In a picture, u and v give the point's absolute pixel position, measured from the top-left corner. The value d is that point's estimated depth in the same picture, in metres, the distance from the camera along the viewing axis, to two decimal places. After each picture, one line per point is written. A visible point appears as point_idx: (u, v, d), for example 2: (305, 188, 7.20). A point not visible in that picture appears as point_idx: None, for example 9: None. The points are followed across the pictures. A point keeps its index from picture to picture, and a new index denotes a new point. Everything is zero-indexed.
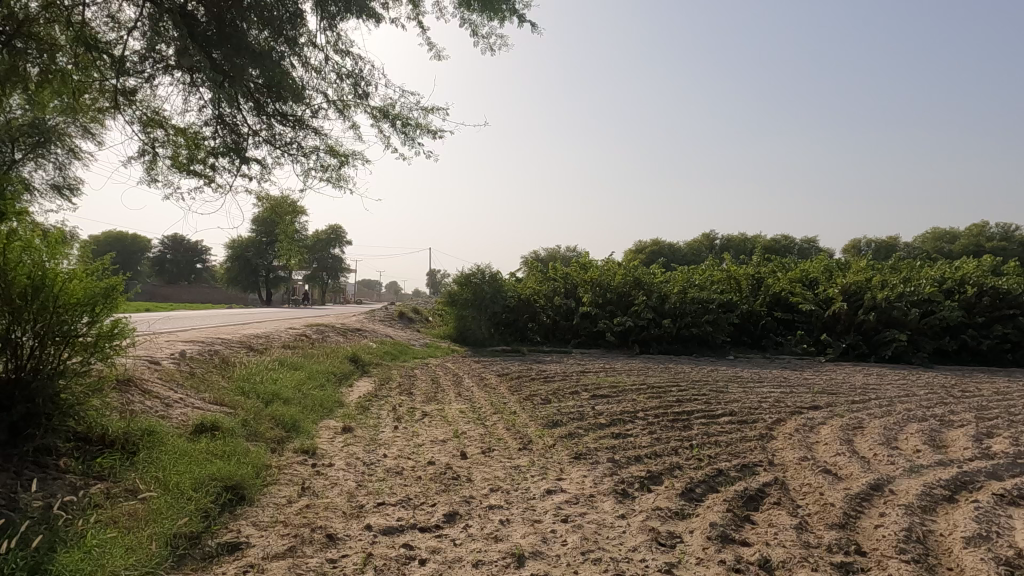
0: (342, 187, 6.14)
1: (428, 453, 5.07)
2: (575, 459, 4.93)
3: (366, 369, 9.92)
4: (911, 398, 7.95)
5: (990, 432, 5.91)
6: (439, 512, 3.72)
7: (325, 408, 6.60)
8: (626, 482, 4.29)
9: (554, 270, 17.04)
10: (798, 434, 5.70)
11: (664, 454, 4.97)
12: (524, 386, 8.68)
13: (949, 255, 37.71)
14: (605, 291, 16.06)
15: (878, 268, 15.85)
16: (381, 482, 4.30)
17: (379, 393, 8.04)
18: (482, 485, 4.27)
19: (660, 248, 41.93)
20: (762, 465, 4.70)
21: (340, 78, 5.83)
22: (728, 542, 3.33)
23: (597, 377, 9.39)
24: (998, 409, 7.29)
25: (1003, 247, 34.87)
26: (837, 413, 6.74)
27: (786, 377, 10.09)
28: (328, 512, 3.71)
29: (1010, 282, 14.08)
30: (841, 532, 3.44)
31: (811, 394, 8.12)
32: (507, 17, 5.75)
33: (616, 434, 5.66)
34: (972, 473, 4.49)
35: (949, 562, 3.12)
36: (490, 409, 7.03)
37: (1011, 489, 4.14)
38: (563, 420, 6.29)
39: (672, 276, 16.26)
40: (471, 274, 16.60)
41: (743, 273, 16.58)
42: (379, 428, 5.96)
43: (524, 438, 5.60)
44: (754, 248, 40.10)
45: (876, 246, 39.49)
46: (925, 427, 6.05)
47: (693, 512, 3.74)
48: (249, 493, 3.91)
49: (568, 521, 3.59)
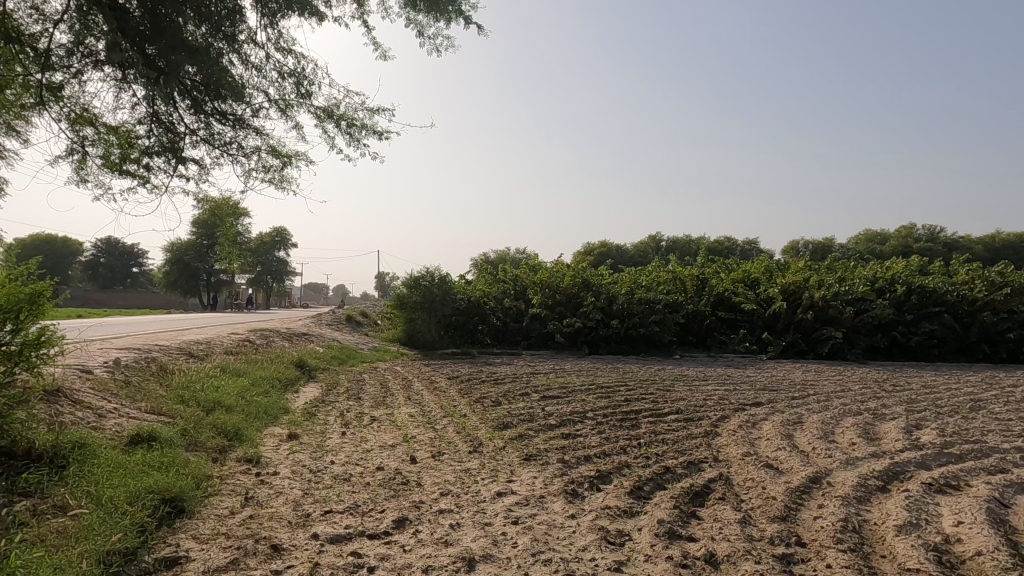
0: (285, 188, 6.06)
1: (377, 458, 5.01)
2: (526, 460, 4.94)
3: (312, 374, 9.73)
4: (846, 393, 8.26)
5: (918, 424, 6.21)
6: (389, 518, 3.67)
7: (270, 415, 6.43)
8: (576, 482, 4.33)
9: (504, 271, 17.12)
10: (742, 430, 5.86)
11: (613, 453, 5.03)
12: (475, 388, 8.66)
13: (881, 257, 39.47)
14: (554, 293, 16.12)
15: (816, 268, 16.44)
16: (328, 490, 4.21)
17: (327, 398, 7.89)
18: (432, 489, 4.24)
19: (608, 250, 42.49)
20: (708, 462, 4.81)
21: (282, 76, 5.76)
22: (675, 537, 3.39)
23: (547, 379, 9.41)
24: (925, 402, 7.67)
25: (929, 248, 36.90)
26: (778, 409, 6.96)
27: (730, 375, 10.36)
28: (272, 522, 3.62)
29: (936, 281, 14.87)
30: (782, 525, 3.54)
31: (753, 391, 8.36)
32: (454, 19, 5.73)
33: (566, 434, 5.70)
34: (903, 464, 4.70)
35: (882, 549, 3.25)
36: (441, 413, 6.99)
37: (938, 478, 4.35)
38: (513, 422, 6.30)
39: (620, 278, 16.45)
40: (420, 276, 16.33)
41: (688, 275, 16.89)
42: (326, 435, 5.84)
43: (475, 440, 5.60)
44: (698, 249, 41.14)
45: (813, 247, 41.09)
46: (859, 421, 6.31)
47: (641, 510, 3.80)
48: (189, 505, 3.78)
49: (518, 522, 3.59)
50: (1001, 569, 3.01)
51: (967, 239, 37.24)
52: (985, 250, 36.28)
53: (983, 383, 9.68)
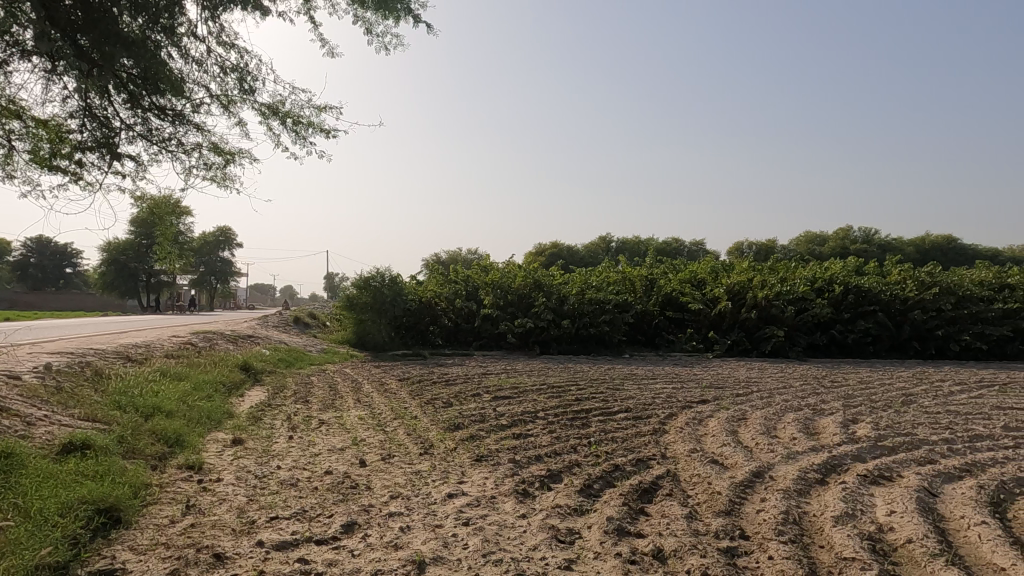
0: (228, 187, 5.95)
1: (325, 462, 4.92)
2: (477, 461, 4.93)
3: (258, 378, 9.48)
4: (788, 390, 8.55)
5: (854, 419, 6.47)
6: (337, 523, 3.61)
7: (213, 420, 6.24)
8: (526, 481, 4.35)
9: (455, 272, 17.01)
10: (689, 427, 6.00)
11: (563, 452, 5.07)
12: (426, 390, 8.61)
13: (820, 258, 40.92)
14: (506, 293, 16.14)
15: (759, 269, 16.94)
16: (274, 496, 4.11)
17: (273, 402, 7.71)
18: (382, 492, 4.19)
19: (559, 251, 42.81)
20: (655, 459, 4.90)
21: (224, 71, 5.65)
22: (624, 534, 3.44)
23: (499, 379, 9.42)
24: (861, 397, 7.99)
25: (865, 250, 38.48)
26: (723, 406, 7.14)
27: (677, 373, 10.57)
28: (215, 530, 3.51)
29: (870, 281, 15.52)
30: (727, 519, 3.64)
31: (699, 389, 8.55)
32: (402, 17, 5.68)
33: (518, 434, 5.72)
34: (840, 457, 4.89)
35: (820, 540, 3.37)
36: (391, 415, 6.91)
37: (873, 470, 4.54)
38: (464, 422, 6.29)
39: (570, 278, 16.60)
40: (370, 277, 16.11)
41: (637, 275, 17.13)
42: (272, 439, 5.71)
43: (425, 442, 5.56)
44: (647, 250, 41.92)
45: (756, 248, 42.35)
46: (799, 416, 6.54)
47: (591, 508, 3.84)
48: (126, 514, 3.63)
49: (469, 523, 3.59)
50: (930, 555, 3.16)
51: (899, 241, 39.01)
52: (916, 251, 38.06)
53: (913, 378, 10.15)
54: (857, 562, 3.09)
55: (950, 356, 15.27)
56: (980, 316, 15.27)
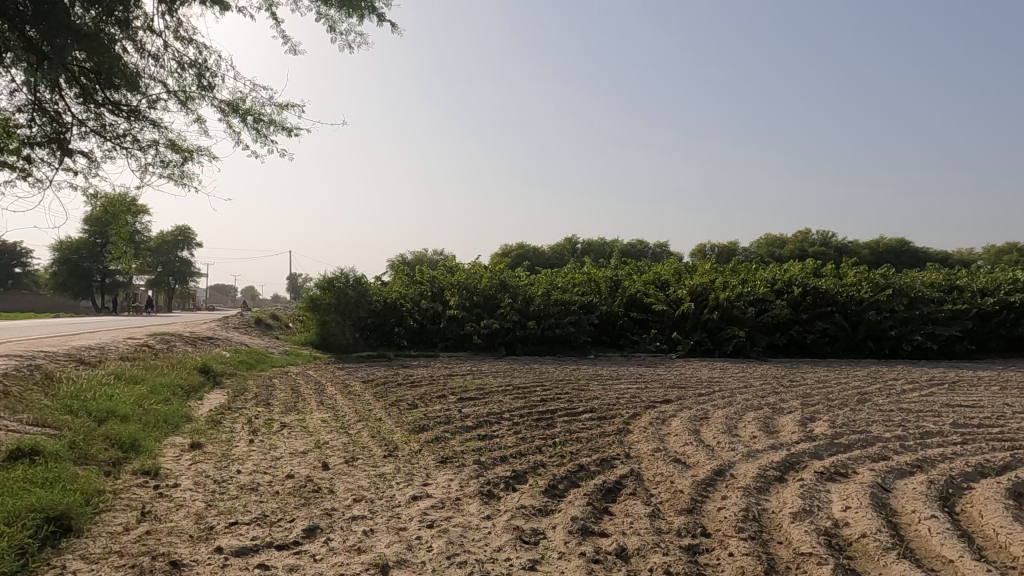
0: (186, 184, 6.06)
1: (287, 466, 4.84)
2: (442, 463, 4.91)
3: (218, 381, 9.28)
4: (748, 389, 8.71)
5: (812, 417, 6.63)
6: (299, 527, 3.56)
7: (171, 424, 6.08)
8: (491, 482, 4.35)
9: (421, 273, 16.88)
10: (652, 426, 6.08)
11: (528, 453, 5.08)
12: (391, 391, 8.54)
13: (780, 261, 41.83)
14: (471, 294, 16.11)
15: (720, 271, 17.25)
16: (234, 500, 4.03)
17: (234, 405, 7.55)
18: (345, 496, 4.14)
19: (525, 252, 42.90)
20: (619, 459, 4.94)
21: (184, 68, 5.87)
22: (588, 534, 3.46)
23: (464, 381, 9.39)
24: (818, 396, 8.19)
25: (822, 252, 39.49)
26: (685, 406, 7.25)
27: (641, 374, 10.69)
28: (172, 537, 3.42)
29: (828, 282, 15.93)
30: (689, 517, 3.69)
31: (663, 389, 8.66)
32: (366, 15, 5.62)
33: (483, 436, 5.72)
34: (798, 454, 5.00)
35: (779, 536, 3.44)
36: (355, 417, 6.84)
37: (829, 467, 4.65)
38: (429, 424, 6.25)
39: (536, 279, 16.66)
40: (333, 278, 15.92)
41: (602, 276, 17.27)
42: (232, 443, 5.59)
43: (390, 445, 5.51)
44: (612, 251, 42.32)
45: (719, 250, 43.08)
46: (760, 415, 6.67)
47: (556, 508, 3.86)
48: (77, 522, 3.51)
49: (433, 525, 3.57)
50: (882, 548, 3.26)
51: (855, 244, 40.14)
52: (871, 254, 39.22)
53: (868, 377, 10.45)
54: (814, 557, 3.16)
55: (903, 356, 15.76)
56: (931, 316, 15.79)
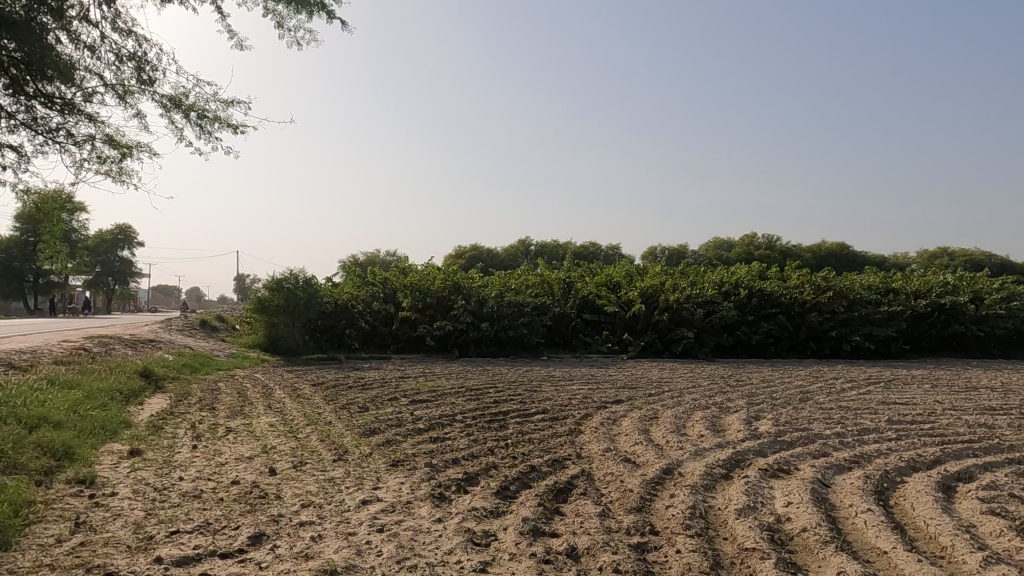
0: (124, 180, 5.99)
1: (232, 472, 4.71)
2: (393, 466, 4.86)
3: (160, 385, 8.96)
4: (696, 389, 8.91)
5: (757, 416, 6.82)
6: (244, 535, 3.46)
7: (108, 430, 5.83)
8: (443, 485, 4.32)
9: (373, 274, 16.65)
10: (603, 427, 6.14)
11: (480, 455, 5.08)
12: (341, 394, 8.40)
13: (728, 264, 42.87)
14: (424, 296, 15.98)
15: (671, 272, 17.59)
16: (175, 509, 3.90)
17: (176, 410, 7.31)
18: (292, 501, 4.05)
19: (479, 254, 42.82)
20: (571, 459, 4.98)
21: (122, 60, 5.69)
22: (539, 534, 3.48)
23: (417, 383, 9.32)
24: (762, 395, 8.43)
25: (767, 255, 40.68)
26: (635, 406, 7.37)
27: (593, 374, 10.81)
28: (108, 548, 3.29)
29: (772, 285, 16.42)
30: (638, 515, 3.75)
31: (614, 390, 8.77)
32: (316, 12, 5.54)
33: (435, 438, 5.68)
34: (743, 452, 5.14)
35: (724, 532, 3.53)
36: (304, 421, 6.70)
37: (772, 464, 4.80)
38: (381, 427, 6.18)
39: (489, 281, 16.65)
40: (282, 279, 15.41)
41: (555, 278, 17.38)
42: (174, 450, 5.41)
43: (339, 448, 5.42)
44: (565, 253, 42.68)
45: (668, 253, 43.91)
46: (707, 415, 6.82)
47: (507, 510, 3.87)
48: (5, 535, 3.34)
49: (383, 530, 3.53)
50: (822, 542, 3.37)
51: (798, 248, 41.53)
52: (813, 258, 40.63)
53: (809, 376, 10.81)
54: (757, 552, 3.25)
55: (843, 356, 16.37)
56: (869, 318, 16.44)
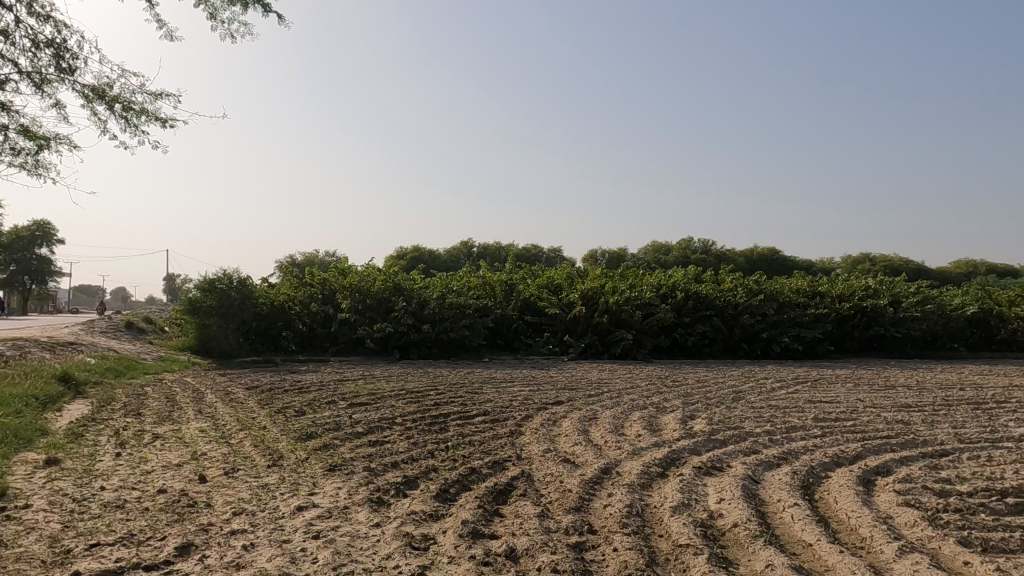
0: (41, 174, 5.75)
1: (159, 480, 4.51)
2: (330, 471, 4.76)
3: (80, 390, 8.50)
4: (634, 390, 9.08)
5: (692, 415, 7.01)
6: (170, 545, 3.32)
7: (22, 438, 5.49)
8: (381, 489, 4.26)
9: (311, 275, 16.24)
10: (543, 428, 6.18)
11: (420, 458, 5.03)
12: (277, 398, 8.18)
13: (665, 266, 43.91)
14: (364, 297, 15.71)
15: (610, 275, 17.88)
16: (96, 520, 3.70)
17: (98, 416, 6.95)
18: (224, 509, 3.91)
19: (421, 255, 42.41)
20: (511, 460, 5.00)
21: (38, 46, 5.47)
22: (478, 537, 3.47)
23: (356, 386, 9.15)
24: (697, 395, 8.67)
25: (703, 259, 41.88)
26: (575, 407, 7.46)
27: (534, 376, 10.88)
28: (20, 564, 3.10)
29: (707, 288, 16.94)
30: (576, 515, 3.79)
31: (554, 391, 8.85)
32: (249, 5, 5.41)
33: (374, 442, 5.60)
34: (679, 451, 5.27)
35: (660, 530, 3.61)
36: (237, 426, 6.49)
37: (706, 462, 4.94)
38: (318, 431, 6.04)
39: (431, 283, 16.52)
40: (215, 279, 14.94)
41: (497, 279, 17.39)
42: (95, 458, 5.14)
43: (274, 454, 5.27)
44: (507, 254, 42.80)
45: (609, 256, 44.61)
46: (645, 415, 6.96)
47: (447, 512, 3.84)
48: None
49: (319, 536, 3.45)
50: (751, 536, 3.49)
51: (732, 252, 42.96)
52: (746, 261, 42.08)
53: (742, 377, 11.18)
54: (690, 548, 3.34)
55: (773, 356, 17.00)
56: (797, 320, 17.14)
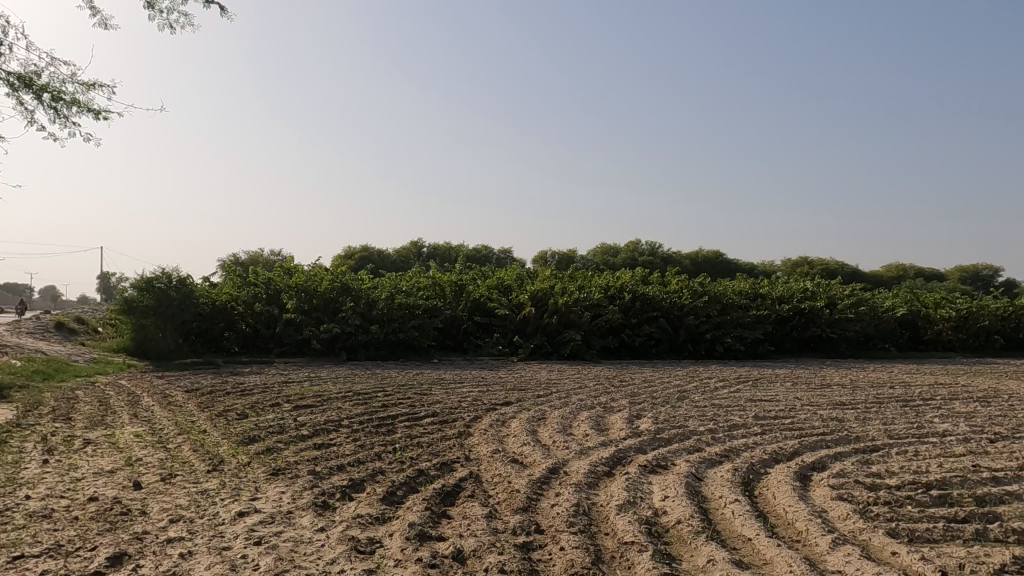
0: None
1: (89, 488, 4.31)
2: (273, 475, 4.65)
3: (4, 394, 8.05)
4: (582, 390, 9.18)
5: (638, 414, 7.13)
6: (101, 555, 3.18)
7: None
8: (327, 493, 4.19)
9: (255, 274, 15.78)
10: (491, 429, 6.18)
11: (366, 460, 4.96)
12: (218, 401, 7.94)
13: (614, 268, 44.49)
14: (311, 297, 15.40)
15: (560, 276, 18.03)
16: (20, 531, 3.51)
17: (24, 421, 6.59)
18: (160, 517, 3.77)
19: (370, 255, 41.80)
20: (459, 462, 4.99)
21: None
22: (425, 539, 3.45)
23: (301, 388, 8.96)
24: (644, 394, 8.83)
25: (650, 261, 42.66)
26: (524, 407, 7.49)
27: (483, 376, 10.87)
28: None
29: (654, 289, 17.29)
30: (524, 515, 3.81)
31: (503, 392, 8.87)
32: None
33: (319, 444, 5.49)
34: (625, 450, 5.35)
35: (606, 528, 3.66)
36: (176, 430, 6.26)
37: (651, 460, 5.03)
38: (261, 435, 5.89)
39: (380, 283, 16.33)
40: (153, 278, 14.33)
41: (447, 280, 17.24)
42: (20, 466, 4.88)
43: (215, 458, 5.11)
44: (457, 255, 42.63)
45: (558, 258, 44.95)
46: (592, 414, 7.04)
47: (393, 515, 3.80)
48: None
49: (261, 542, 3.36)
50: (694, 532, 3.58)
51: (678, 255, 43.91)
52: (691, 263, 43.06)
53: (687, 376, 11.44)
54: (635, 545, 3.39)
55: (717, 356, 17.44)
56: (739, 321, 17.64)
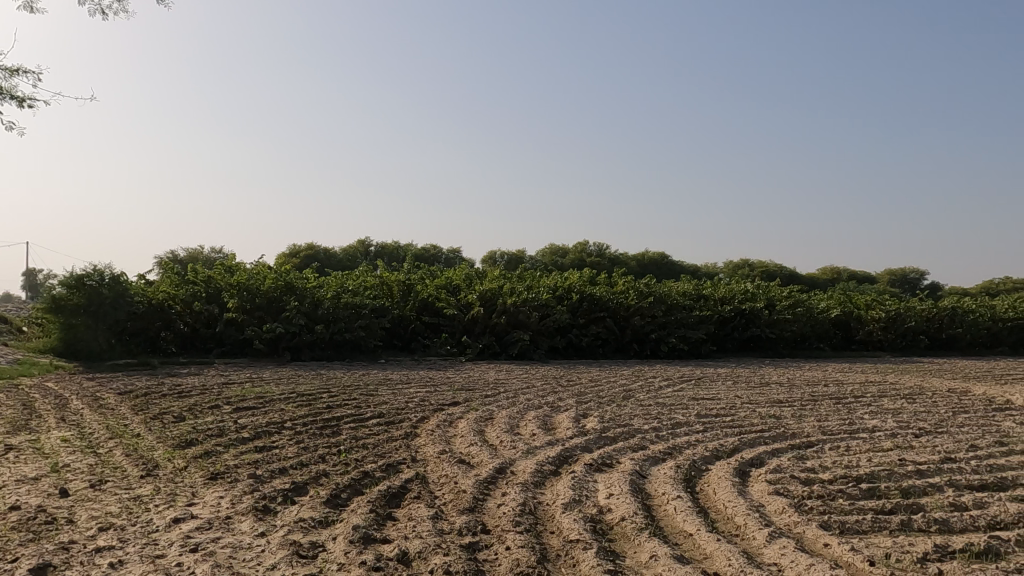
0: None
1: (11, 497, 4.08)
2: (211, 479, 4.50)
3: None
4: (530, 390, 9.23)
5: (585, 414, 7.20)
6: (22, 568, 3.02)
7: None
8: (268, 497, 4.08)
9: (194, 272, 15.25)
10: (439, 429, 6.14)
11: (310, 463, 4.86)
12: (153, 403, 7.63)
13: (562, 269, 44.83)
14: (253, 296, 14.95)
15: (508, 276, 18.07)
16: None
17: None
18: (88, 525, 3.60)
19: (315, 253, 40.96)
20: (405, 463, 4.94)
21: None
22: (370, 542, 3.40)
23: (242, 389, 8.70)
24: (590, 394, 8.94)
25: (598, 262, 43.18)
26: (471, 407, 7.48)
27: (430, 377, 10.80)
28: None
29: (601, 290, 17.53)
30: (470, 516, 3.80)
31: (451, 392, 8.83)
32: None
33: (261, 447, 5.35)
34: (571, 449, 5.41)
35: (551, 526, 3.68)
36: (107, 434, 5.99)
37: (597, 459, 5.09)
38: (199, 438, 5.70)
39: (325, 282, 16.03)
40: (83, 276, 13.68)
41: (395, 279, 17.05)
42: None
43: (149, 463, 4.92)
44: (405, 254, 42.22)
45: (507, 258, 45.01)
46: (539, 414, 7.08)
47: (337, 518, 3.74)
48: None
49: (197, 549, 3.26)
50: (637, 529, 3.64)
51: (624, 257, 44.62)
52: (637, 265, 43.80)
53: (632, 376, 11.64)
54: (580, 543, 3.43)
55: (661, 356, 17.80)
56: (683, 321, 18.05)
